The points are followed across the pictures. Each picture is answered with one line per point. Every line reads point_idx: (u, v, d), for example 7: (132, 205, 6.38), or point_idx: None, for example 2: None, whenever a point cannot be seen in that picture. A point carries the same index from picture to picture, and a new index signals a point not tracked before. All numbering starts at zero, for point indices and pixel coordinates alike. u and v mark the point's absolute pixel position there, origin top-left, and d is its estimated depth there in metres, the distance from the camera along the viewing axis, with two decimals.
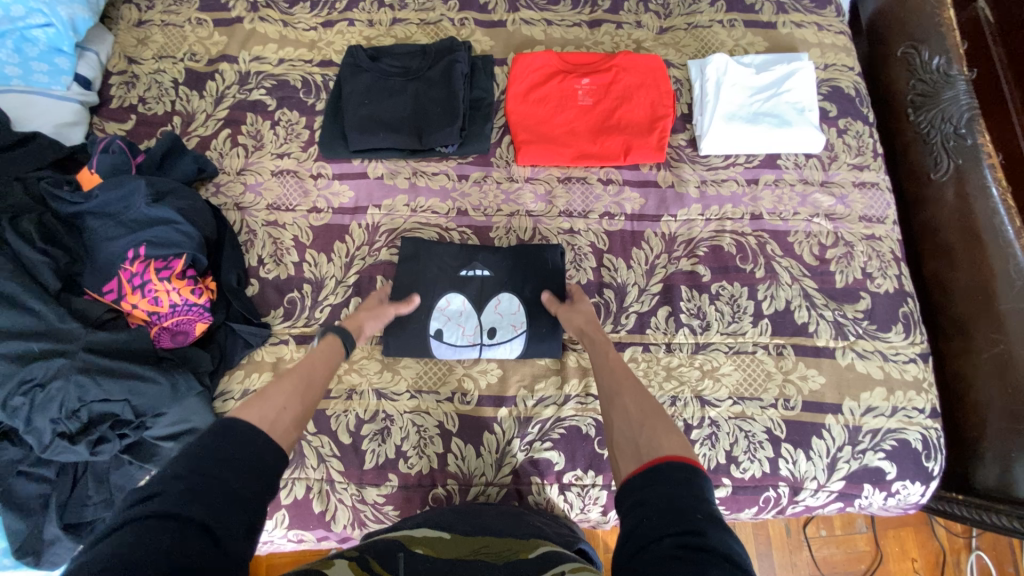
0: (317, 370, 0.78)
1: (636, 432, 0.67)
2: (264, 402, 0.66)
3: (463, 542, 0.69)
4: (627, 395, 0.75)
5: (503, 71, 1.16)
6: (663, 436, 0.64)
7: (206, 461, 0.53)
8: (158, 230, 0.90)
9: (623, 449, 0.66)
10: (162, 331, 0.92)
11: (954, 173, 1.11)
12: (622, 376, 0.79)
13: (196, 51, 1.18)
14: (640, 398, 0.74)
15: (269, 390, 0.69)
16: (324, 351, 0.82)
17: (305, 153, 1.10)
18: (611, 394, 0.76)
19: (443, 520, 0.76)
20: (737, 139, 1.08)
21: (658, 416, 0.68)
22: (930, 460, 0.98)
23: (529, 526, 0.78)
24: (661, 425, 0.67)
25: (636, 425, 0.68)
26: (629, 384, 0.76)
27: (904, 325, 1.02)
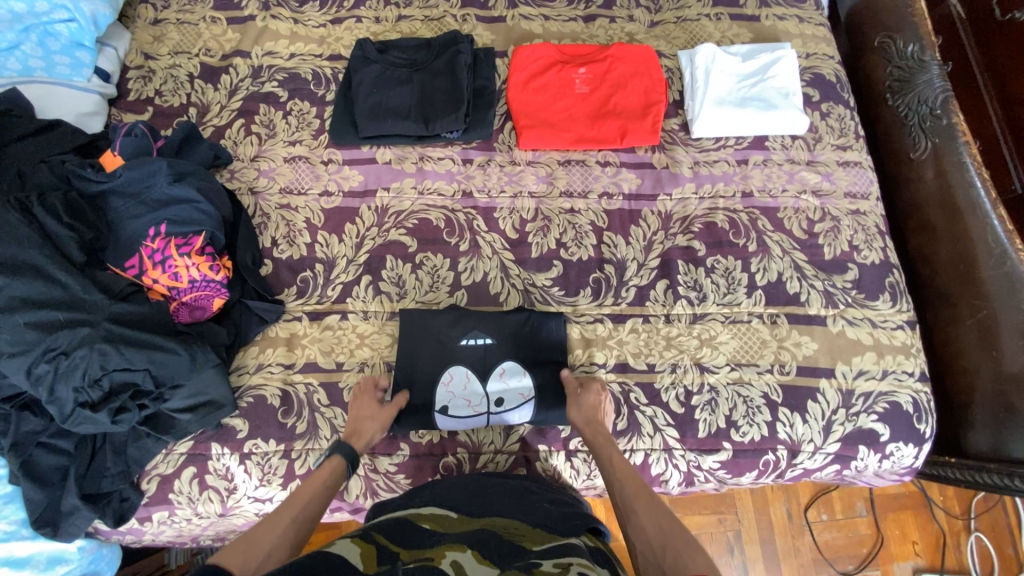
0: (308, 504, 0.78)
1: (659, 553, 0.69)
2: (249, 552, 0.68)
3: (470, 523, 0.71)
4: (644, 506, 0.76)
5: (504, 63, 1.22)
6: (685, 552, 0.66)
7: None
8: (178, 208, 0.95)
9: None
10: (181, 306, 0.97)
11: (932, 151, 1.17)
12: (634, 487, 0.80)
13: (210, 47, 1.24)
14: (654, 510, 0.75)
15: (260, 535, 0.71)
16: (321, 479, 0.83)
17: (316, 141, 1.15)
18: (627, 509, 0.78)
19: (451, 493, 0.79)
20: (727, 122, 1.14)
21: (677, 531, 0.70)
22: (922, 423, 1.02)
23: (536, 505, 0.78)
24: (682, 541, 0.68)
25: (659, 547, 0.70)
26: (640, 496, 0.78)
27: (891, 294, 1.07)
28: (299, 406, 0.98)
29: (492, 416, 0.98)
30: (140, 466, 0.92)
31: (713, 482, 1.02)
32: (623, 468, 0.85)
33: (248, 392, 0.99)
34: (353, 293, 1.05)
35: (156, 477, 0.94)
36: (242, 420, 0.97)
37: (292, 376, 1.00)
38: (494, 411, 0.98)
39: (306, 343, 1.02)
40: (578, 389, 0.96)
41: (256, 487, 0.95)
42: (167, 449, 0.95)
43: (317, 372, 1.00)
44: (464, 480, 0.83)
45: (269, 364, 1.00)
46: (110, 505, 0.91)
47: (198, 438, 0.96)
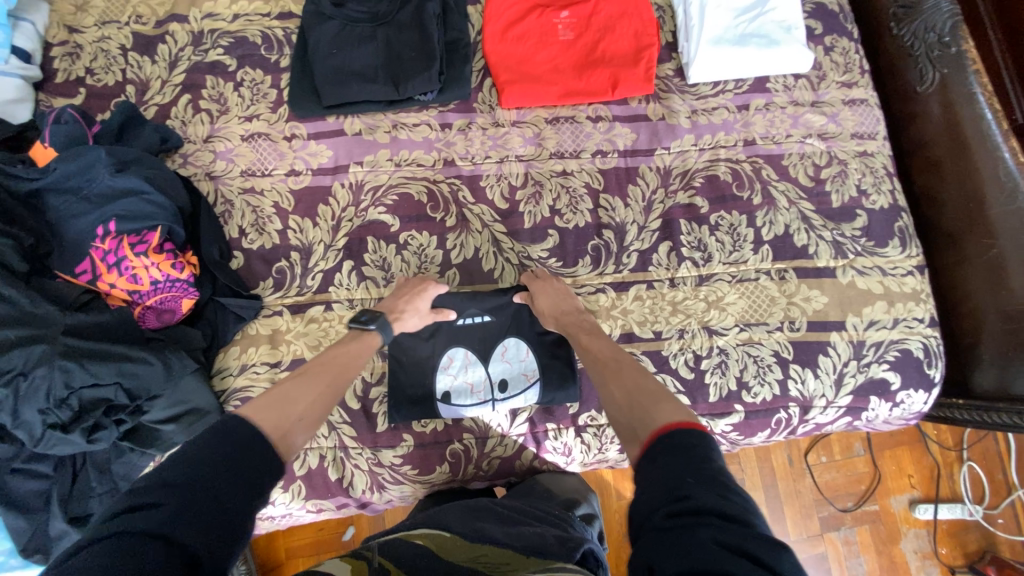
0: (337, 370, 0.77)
1: (631, 407, 0.68)
2: (282, 404, 0.67)
3: (463, 548, 0.66)
4: (622, 376, 0.75)
5: (477, 11, 1.09)
6: (659, 406, 0.65)
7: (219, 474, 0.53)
8: (127, 202, 0.85)
9: (625, 432, 0.66)
10: (147, 311, 0.88)
11: (940, 83, 1.10)
12: (604, 359, 0.79)
13: (141, 13, 1.08)
14: (633, 377, 0.74)
15: (290, 393, 0.70)
16: (350, 347, 0.81)
17: (275, 114, 1.03)
18: (602, 378, 0.76)
19: (445, 516, 0.75)
20: (726, 63, 1.04)
21: (647, 390, 0.69)
22: (932, 368, 1.00)
23: (530, 531, 0.73)
24: (653, 397, 0.68)
25: (631, 403, 0.69)
26: (612, 365, 0.78)
27: (900, 239, 1.03)
28: None
29: (502, 401, 0.93)
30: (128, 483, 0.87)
31: (725, 443, 1.00)
32: (591, 339, 0.85)
33: (233, 396, 0.92)
34: (335, 282, 0.97)
35: None
36: None
37: (280, 375, 0.93)
38: (504, 396, 0.94)
39: (290, 339, 0.95)
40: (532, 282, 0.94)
41: None
42: (155, 462, 0.90)
43: None
44: (459, 501, 0.80)
45: (253, 364, 0.94)
46: None
47: None
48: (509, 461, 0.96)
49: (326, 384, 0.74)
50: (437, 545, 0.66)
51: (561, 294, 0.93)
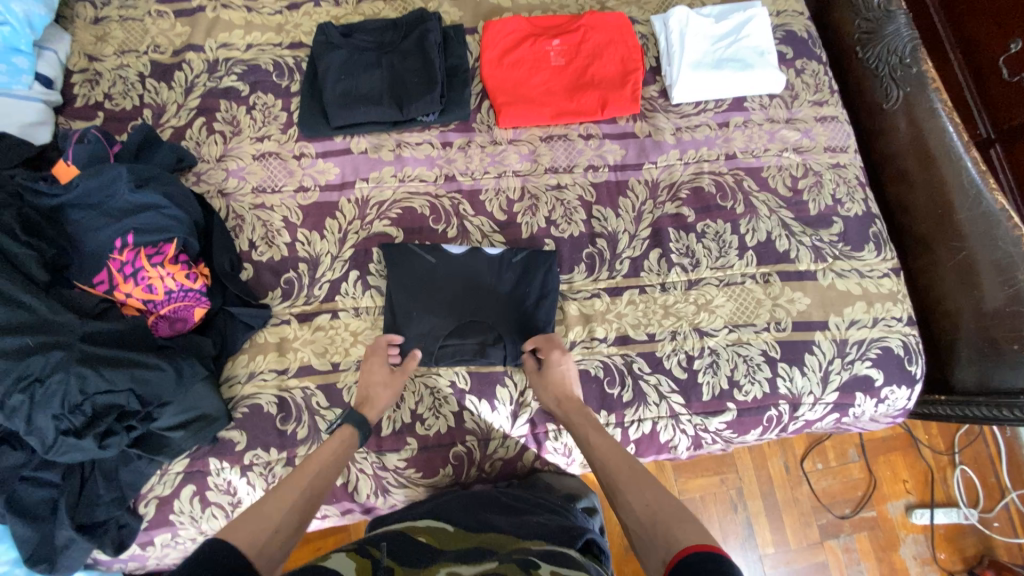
0: (317, 475, 0.79)
1: (652, 528, 0.67)
2: (260, 520, 0.68)
3: (467, 537, 0.69)
4: (634, 482, 0.75)
5: (475, 40, 1.18)
6: (678, 525, 0.65)
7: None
8: (145, 216, 0.89)
9: (648, 552, 0.66)
10: (159, 320, 0.92)
11: (904, 101, 1.19)
12: (619, 462, 0.79)
13: (159, 43, 1.16)
14: (645, 488, 0.73)
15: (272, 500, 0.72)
16: (332, 449, 0.84)
17: (285, 135, 1.09)
18: (614, 485, 0.77)
19: (450, 510, 0.79)
20: (706, 85, 1.13)
21: (669, 504, 0.69)
22: (913, 364, 1.05)
23: (533, 521, 0.77)
24: (675, 514, 0.67)
25: (651, 521, 0.68)
26: (624, 470, 0.78)
27: (875, 244, 1.09)
28: (298, 411, 0.95)
29: (515, 403, 0.99)
30: (135, 491, 0.88)
31: (721, 442, 1.04)
32: (603, 444, 0.84)
33: (241, 403, 0.95)
34: (342, 291, 1.02)
35: (153, 501, 0.90)
36: (239, 432, 0.93)
37: (287, 381, 0.96)
38: (516, 398, 0.99)
39: (298, 346, 0.98)
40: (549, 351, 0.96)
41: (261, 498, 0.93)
42: (162, 470, 0.91)
43: (312, 375, 0.97)
44: (462, 497, 0.84)
45: (261, 371, 0.96)
46: (107, 534, 0.87)
47: (194, 455, 0.92)
48: (511, 463, 0.99)
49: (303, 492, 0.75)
50: (438, 538, 0.69)
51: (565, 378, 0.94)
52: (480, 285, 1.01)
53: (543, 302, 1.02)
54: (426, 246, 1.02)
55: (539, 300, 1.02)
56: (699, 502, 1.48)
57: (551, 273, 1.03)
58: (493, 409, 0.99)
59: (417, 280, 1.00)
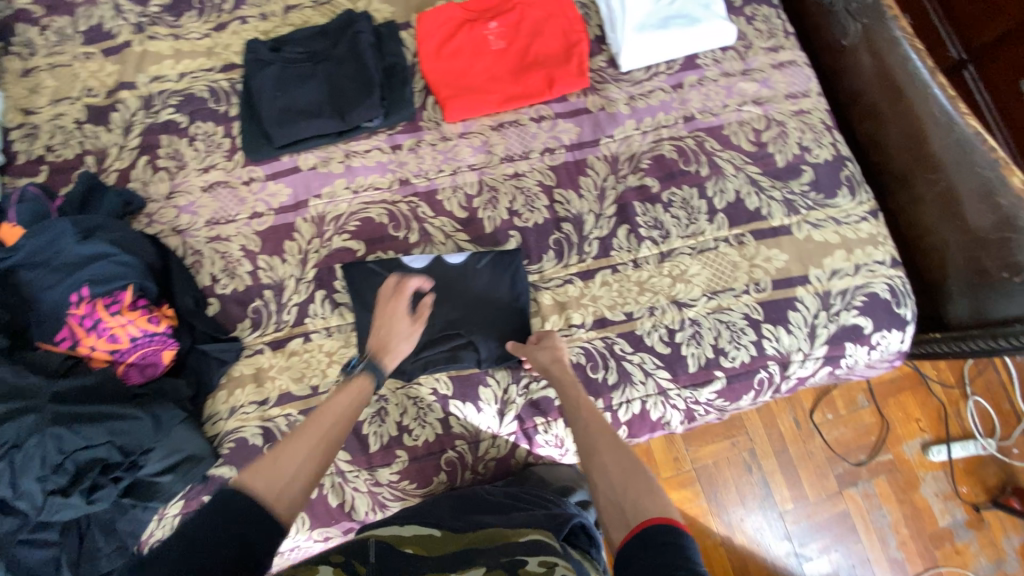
0: (335, 424, 0.77)
1: (618, 492, 0.68)
2: (276, 469, 0.68)
3: (453, 541, 0.69)
4: (605, 447, 0.75)
5: (411, 35, 1.14)
6: (644, 494, 0.66)
7: (209, 562, 0.56)
8: (97, 267, 0.88)
9: (609, 516, 0.66)
10: (130, 368, 0.91)
11: (862, 35, 1.15)
12: (598, 427, 0.79)
13: (92, 86, 1.13)
14: (618, 452, 0.74)
15: (281, 454, 0.71)
16: (345, 395, 0.81)
17: (231, 162, 1.07)
18: (589, 446, 0.76)
19: (436, 515, 0.78)
20: (654, 47, 1.09)
21: (639, 472, 0.69)
22: (901, 306, 1.03)
23: (520, 514, 0.77)
24: (643, 484, 0.67)
25: (618, 485, 0.69)
26: (603, 435, 0.77)
27: (849, 187, 1.06)
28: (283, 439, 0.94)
29: (501, 403, 0.98)
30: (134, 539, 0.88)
31: (714, 412, 1.02)
32: (588, 410, 0.83)
33: (226, 439, 0.94)
34: (310, 312, 1.00)
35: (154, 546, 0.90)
36: (228, 468, 0.92)
37: (269, 411, 0.95)
38: (501, 398, 0.98)
39: (274, 374, 0.97)
40: (536, 342, 0.94)
41: None
42: (159, 515, 0.91)
43: (293, 401, 0.96)
44: (447, 500, 0.83)
45: (242, 405, 0.96)
46: None
47: (190, 495, 0.92)
48: (505, 460, 0.98)
49: (318, 436, 0.75)
50: (425, 547, 0.67)
51: (556, 353, 0.92)
52: (449, 293, 0.99)
53: (513, 302, 1.00)
54: (391, 256, 1.01)
55: (508, 303, 1.00)
56: (713, 468, 1.47)
57: (517, 261, 1.01)
58: (480, 410, 0.97)
59: None
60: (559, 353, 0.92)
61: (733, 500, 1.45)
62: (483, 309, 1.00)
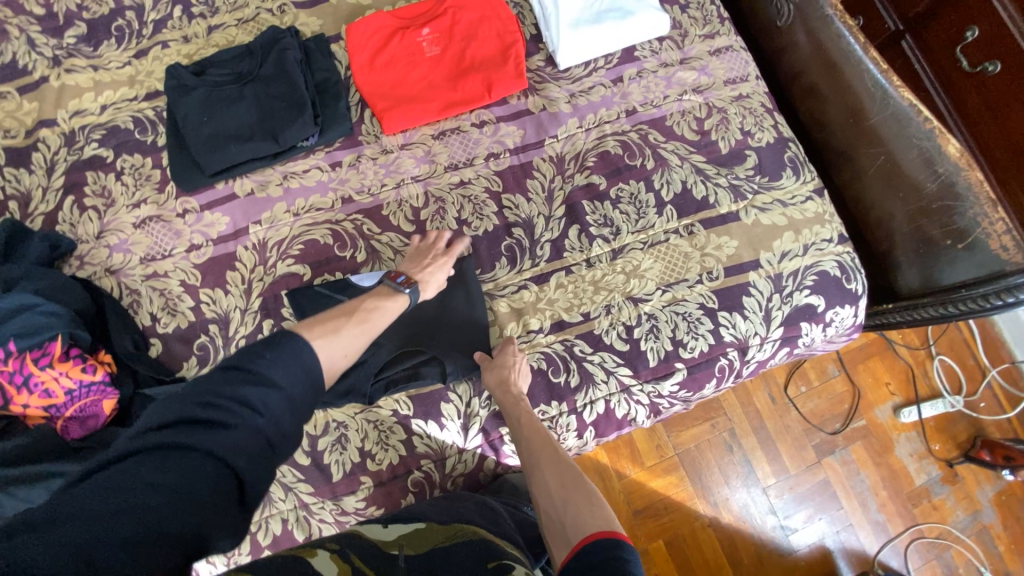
0: (377, 319, 0.84)
1: (560, 509, 0.73)
2: (332, 348, 0.73)
3: (441, 534, 0.72)
4: (548, 465, 0.81)
5: (342, 47, 1.10)
6: (583, 509, 0.71)
7: (272, 425, 0.61)
8: (20, 320, 0.84)
9: (553, 534, 0.72)
10: (69, 422, 0.86)
11: (795, 14, 1.15)
12: (541, 444, 0.84)
13: (8, 126, 1.07)
14: (560, 469, 0.79)
15: (338, 334, 0.76)
16: (388, 296, 0.87)
17: (162, 194, 1.02)
18: (533, 465, 0.82)
19: (424, 512, 0.80)
20: (590, 42, 1.07)
21: (579, 487, 0.75)
22: (852, 282, 1.04)
23: (503, 519, 0.81)
24: (583, 499, 0.73)
25: (561, 502, 0.74)
26: (546, 452, 0.83)
27: (792, 168, 1.07)
28: None
29: (464, 417, 0.96)
30: None
31: (679, 403, 1.03)
32: (531, 426, 0.88)
33: None
34: None
35: None
36: None
37: None
38: (465, 412, 0.97)
39: None
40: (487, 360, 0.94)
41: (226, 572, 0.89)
42: None
43: None
44: (433, 500, 0.85)
45: None
46: None
47: None
48: (473, 474, 0.97)
49: (370, 330, 0.82)
50: (411, 543, 0.69)
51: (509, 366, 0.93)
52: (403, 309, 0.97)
53: (470, 313, 0.99)
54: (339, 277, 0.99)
55: (466, 315, 0.99)
56: (695, 452, 1.48)
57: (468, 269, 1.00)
58: (445, 427, 0.96)
59: None
60: (508, 373, 0.92)
61: (716, 481, 1.46)
62: (441, 323, 0.98)
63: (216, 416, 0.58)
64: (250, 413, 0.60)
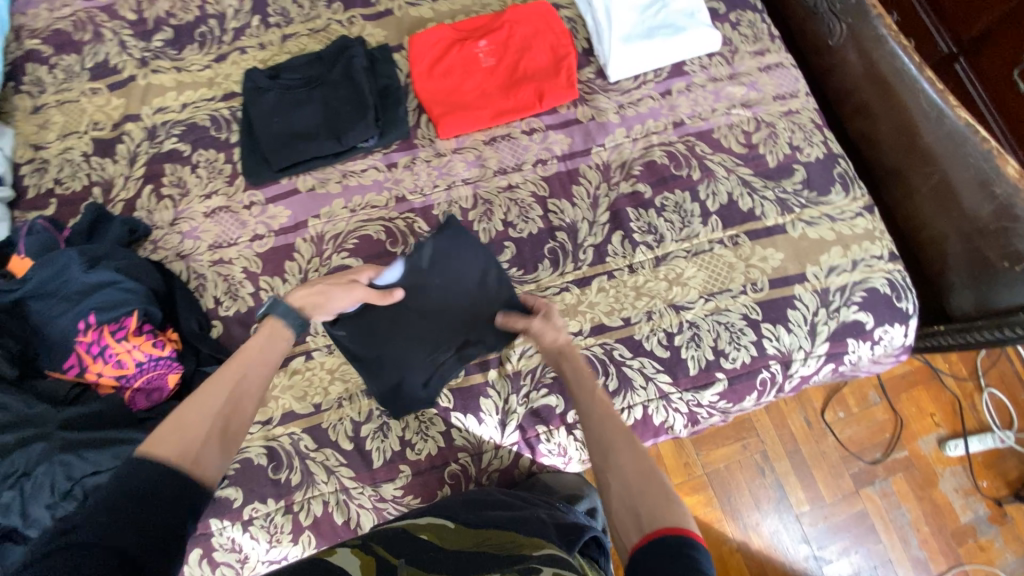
0: (246, 379, 0.72)
1: (634, 496, 0.64)
2: (186, 429, 0.64)
3: (468, 535, 0.73)
4: (621, 444, 0.71)
5: (403, 56, 1.17)
6: (660, 500, 0.63)
7: (150, 501, 0.57)
8: (103, 294, 0.91)
9: (624, 519, 0.64)
10: (136, 393, 0.92)
11: (848, 34, 1.16)
12: (610, 421, 0.74)
13: (98, 119, 1.17)
14: (634, 452, 0.69)
15: (191, 412, 0.66)
16: (262, 342, 0.77)
17: (232, 187, 1.09)
18: (603, 443, 0.71)
19: (450, 508, 0.81)
20: (641, 57, 1.11)
21: (654, 476, 0.66)
22: (902, 301, 1.02)
23: (531, 517, 0.79)
24: (656, 485, 0.65)
25: (635, 487, 0.65)
26: (619, 433, 0.72)
27: (842, 184, 1.06)
28: (288, 458, 0.95)
29: (502, 413, 0.98)
30: None
31: (718, 414, 1.02)
32: (601, 401, 0.78)
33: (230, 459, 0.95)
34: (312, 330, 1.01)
35: None
36: (234, 489, 0.93)
37: (273, 430, 0.97)
38: (503, 408, 0.98)
39: (278, 394, 0.98)
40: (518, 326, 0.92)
41: (268, 549, 0.92)
42: None
43: (296, 419, 0.97)
44: (461, 496, 0.86)
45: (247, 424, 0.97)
46: None
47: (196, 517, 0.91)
48: (509, 471, 0.98)
49: (236, 392, 0.71)
50: (442, 535, 0.73)
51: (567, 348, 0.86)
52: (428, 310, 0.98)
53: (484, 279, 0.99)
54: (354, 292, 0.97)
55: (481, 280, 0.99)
56: (724, 473, 1.44)
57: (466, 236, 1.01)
58: (484, 420, 0.98)
59: (367, 337, 0.97)
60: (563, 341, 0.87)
61: (748, 501, 1.42)
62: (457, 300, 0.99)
63: (88, 518, 0.54)
64: (119, 509, 0.55)
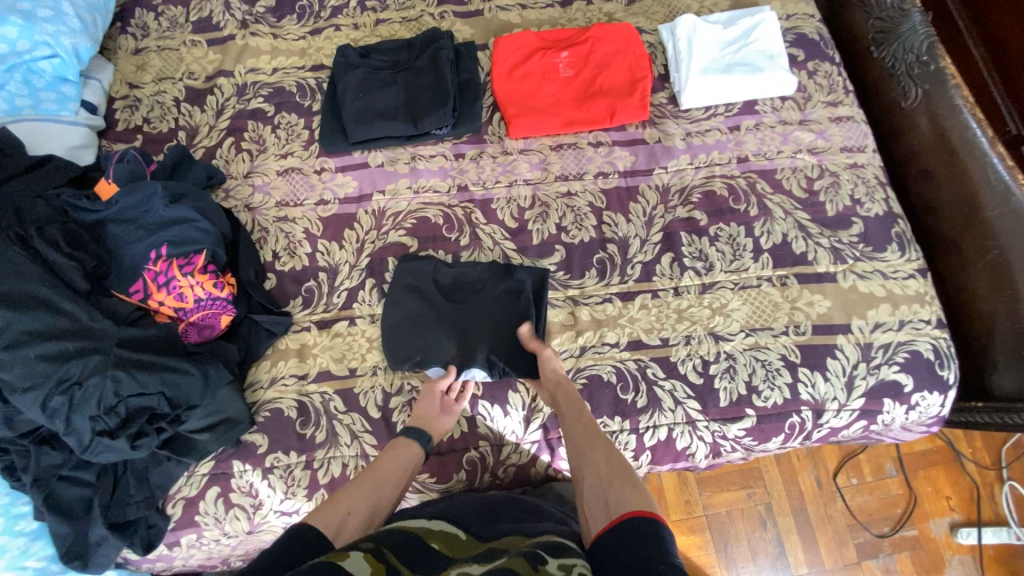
0: (383, 486, 0.81)
1: (604, 489, 0.73)
2: (336, 508, 0.74)
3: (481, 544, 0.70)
4: (597, 448, 0.82)
5: (486, 55, 1.22)
6: (627, 490, 0.71)
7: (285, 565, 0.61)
8: (178, 229, 0.96)
9: (595, 509, 0.72)
10: (190, 327, 0.96)
11: (923, 99, 1.18)
12: (590, 430, 0.86)
13: (193, 70, 1.24)
14: (607, 453, 0.80)
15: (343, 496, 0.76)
16: (396, 453, 0.86)
17: (307, 151, 1.15)
18: (583, 448, 0.83)
19: (461, 515, 0.79)
20: (716, 90, 1.14)
21: (625, 472, 0.75)
22: (945, 369, 1.01)
23: (545, 526, 0.78)
24: (627, 481, 0.73)
25: (605, 482, 0.75)
26: (595, 437, 0.84)
27: (899, 244, 1.06)
28: (317, 416, 0.97)
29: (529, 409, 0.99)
30: (163, 492, 0.91)
31: (740, 451, 1.01)
32: (582, 415, 0.89)
33: (263, 407, 0.98)
34: (359, 298, 1.05)
35: (180, 502, 0.93)
36: (261, 436, 0.96)
37: (306, 386, 0.99)
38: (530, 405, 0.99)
39: (317, 353, 1.01)
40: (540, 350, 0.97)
41: (282, 500, 0.94)
42: (188, 471, 0.94)
43: (330, 380, 1.00)
44: (471, 500, 0.84)
45: (283, 376, 1.00)
46: (137, 534, 0.90)
47: (219, 457, 0.95)
48: (525, 468, 0.99)
49: (376, 494, 0.79)
50: (451, 545, 0.69)
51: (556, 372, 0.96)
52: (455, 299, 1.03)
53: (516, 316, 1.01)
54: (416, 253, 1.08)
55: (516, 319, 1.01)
56: (726, 519, 1.42)
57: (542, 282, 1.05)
58: (511, 412, 0.99)
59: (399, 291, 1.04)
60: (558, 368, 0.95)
61: (749, 548, 1.39)
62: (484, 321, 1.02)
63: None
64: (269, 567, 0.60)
